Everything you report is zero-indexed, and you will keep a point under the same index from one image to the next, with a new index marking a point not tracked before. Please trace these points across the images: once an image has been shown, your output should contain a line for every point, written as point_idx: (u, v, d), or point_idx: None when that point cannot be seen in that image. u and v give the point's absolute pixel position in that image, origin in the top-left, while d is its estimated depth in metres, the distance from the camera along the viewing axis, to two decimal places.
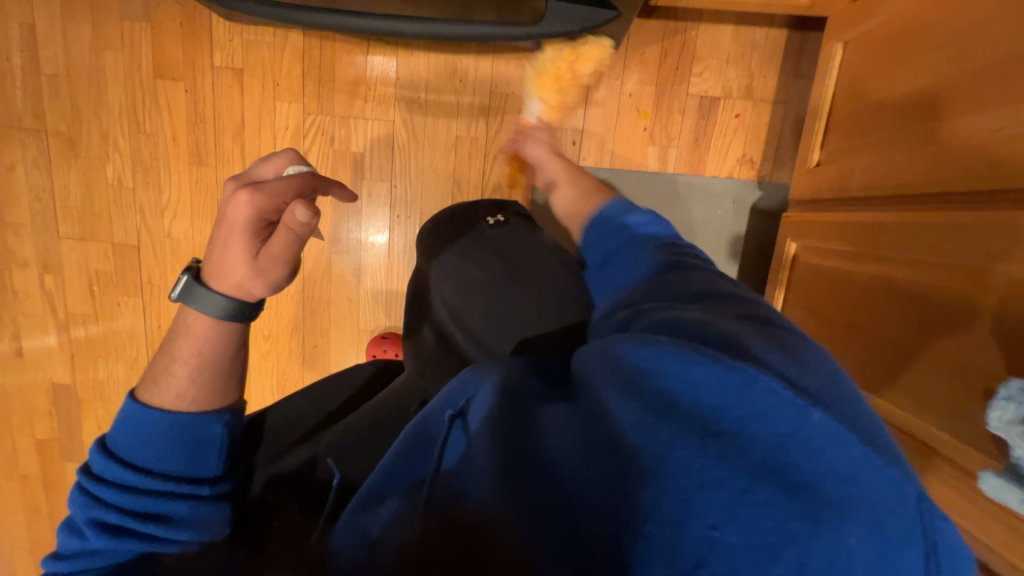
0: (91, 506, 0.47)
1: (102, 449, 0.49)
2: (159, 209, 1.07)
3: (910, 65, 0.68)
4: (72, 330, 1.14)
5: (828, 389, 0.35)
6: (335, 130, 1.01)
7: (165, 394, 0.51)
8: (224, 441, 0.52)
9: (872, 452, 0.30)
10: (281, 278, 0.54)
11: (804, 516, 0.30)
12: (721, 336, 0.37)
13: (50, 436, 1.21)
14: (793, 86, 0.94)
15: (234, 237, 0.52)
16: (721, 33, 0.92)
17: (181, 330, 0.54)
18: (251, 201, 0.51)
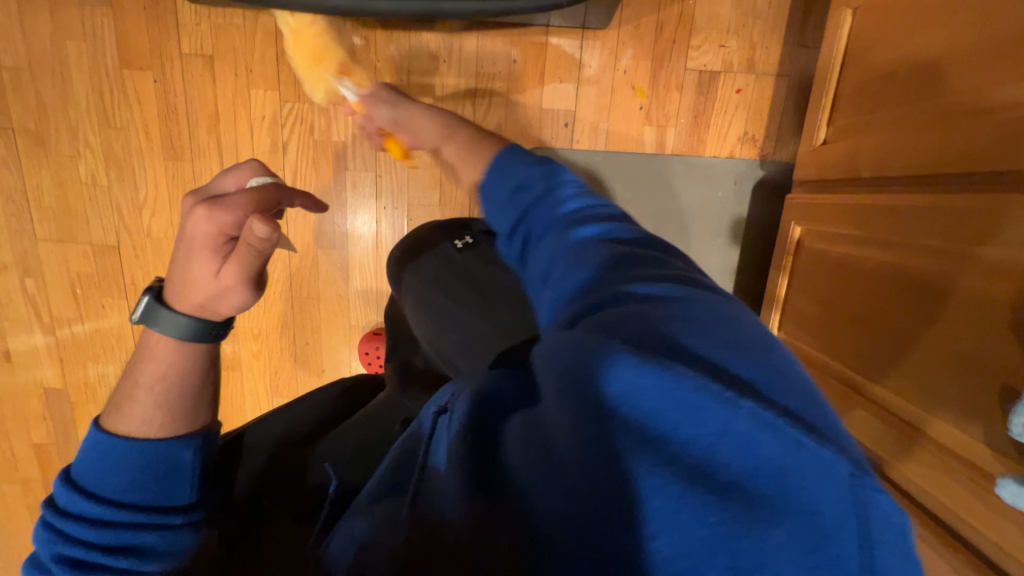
0: (56, 541, 0.47)
1: (67, 481, 0.49)
2: (137, 207, 1.03)
3: (926, 32, 0.63)
4: (59, 333, 1.12)
5: (769, 373, 0.33)
6: (315, 118, 0.96)
7: (132, 419, 0.51)
8: (196, 467, 0.52)
9: (801, 437, 0.29)
10: (246, 296, 0.52)
11: (739, 522, 0.28)
12: (654, 326, 0.36)
13: (47, 439, 1.20)
14: (797, 57, 0.88)
15: (194, 255, 0.50)
16: (721, 2, 0.86)
17: (143, 353, 0.53)
18: (205, 218, 0.48)
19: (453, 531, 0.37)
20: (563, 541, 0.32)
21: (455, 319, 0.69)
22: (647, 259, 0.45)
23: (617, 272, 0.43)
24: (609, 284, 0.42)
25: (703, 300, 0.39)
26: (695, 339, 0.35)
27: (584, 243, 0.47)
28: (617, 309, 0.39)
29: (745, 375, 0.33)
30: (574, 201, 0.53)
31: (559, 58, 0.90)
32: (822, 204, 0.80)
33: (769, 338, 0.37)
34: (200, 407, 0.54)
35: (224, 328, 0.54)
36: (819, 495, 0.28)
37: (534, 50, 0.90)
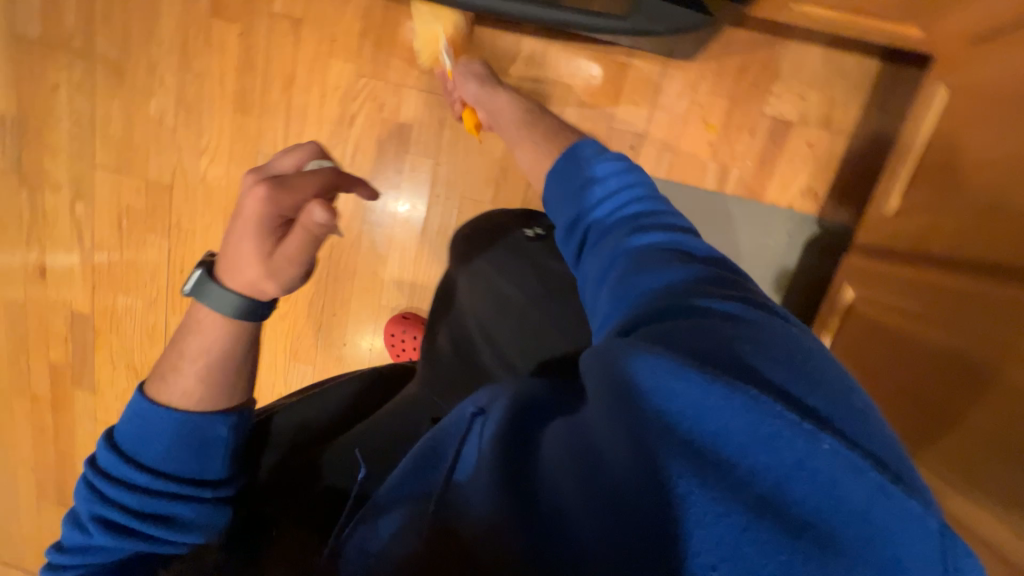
0: (95, 502, 0.50)
1: (109, 444, 0.52)
2: (197, 152, 1.04)
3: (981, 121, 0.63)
4: (95, 259, 1.14)
5: (840, 410, 0.36)
6: (387, 97, 0.97)
7: (175, 389, 0.53)
8: (229, 443, 0.54)
9: (885, 482, 0.32)
10: (294, 279, 0.53)
11: (811, 556, 0.30)
12: (734, 352, 0.38)
13: (64, 360, 1.22)
14: (877, 121, 0.87)
15: (249, 233, 0.51)
16: (810, 54, 0.86)
17: (192, 326, 0.56)
18: (264, 196, 0.50)
19: (473, 531, 0.38)
20: (607, 557, 0.32)
21: (512, 309, 0.68)
22: (719, 276, 0.46)
23: (691, 288, 0.44)
24: (678, 293, 0.43)
25: (777, 328, 0.41)
26: (773, 372, 0.37)
27: (649, 250, 0.48)
28: (689, 323, 0.40)
29: (821, 413, 0.35)
30: (643, 206, 0.53)
31: (637, 82, 0.91)
32: (868, 269, 0.80)
33: (842, 376, 0.40)
34: (239, 383, 0.56)
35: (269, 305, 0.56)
36: (894, 540, 0.30)
37: (615, 69, 0.91)
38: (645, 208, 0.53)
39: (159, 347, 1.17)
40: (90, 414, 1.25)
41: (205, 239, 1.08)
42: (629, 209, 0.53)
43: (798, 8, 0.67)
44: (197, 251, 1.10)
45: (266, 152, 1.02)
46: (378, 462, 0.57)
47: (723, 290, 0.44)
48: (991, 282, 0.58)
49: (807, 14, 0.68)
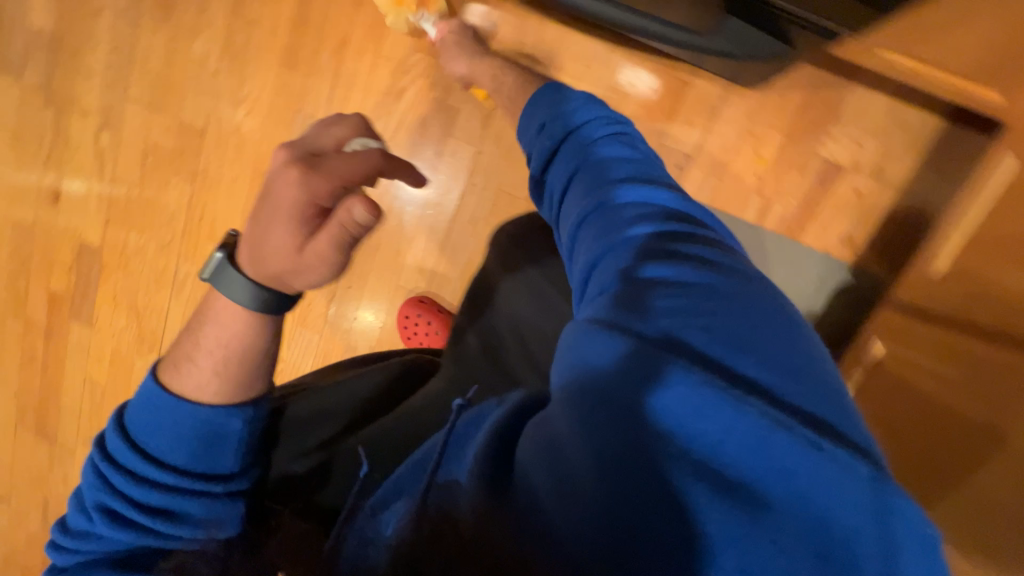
0: (103, 491, 0.49)
1: (121, 431, 0.51)
2: (235, 101, 1.01)
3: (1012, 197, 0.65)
4: (113, 192, 1.11)
5: (782, 375, 0.37)
6: (439, 76, 0.95)
7: (188, 381, 0.53)
8: (240, 438, 0.53)
9: (811, 444, 0.33)
10: (322, 278, 0.49)
11: (741, 516, 0.31)
12: (675, 321, 0.40)
13: (64, 289, 1.19)
14: (933, 179, 0.85)
15: (281, 223, 0.48)
16: (873, 102, 0.85)
17: (211, 316, 0.55)
18: (300, 188, 0.47)
19: (460, 522, 0.39)
20: (560, 515, 0.35)
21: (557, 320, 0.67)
22: (684, 239, 0.48)
23: (649, 256, 0.46)
24: (636, 268, 0.45)
25: (730, 292, 0.42)
26: (709, 339, 0.39)
27: (615, 222, 0.49)
28: (639, 299, 0.42)
29: (757, 380, 0.37)
30: (615, 169, 0.55)
31: (695, 103, 0.89)
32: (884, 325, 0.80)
33: (792, 342, 0.40)
34: (254, 377, 0.55)
35: (293, 296, 0.54)
36: (823, 495, 0.31)
37: (675, 87, 0.89)
38: (619, 172, 0.54)
39: (165, 292, 1.15)
40: (83, 349, 1.23)
41: (230, 191, 1.06)
42: (600, 175, 0.55)
43: (877, 54, 0.66)
44: (218, 201, 1.07)
45: (306, 113, 0.99)
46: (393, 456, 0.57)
47: (684, 255, 0.46)
48: None
49: (886, 61, 0.67)
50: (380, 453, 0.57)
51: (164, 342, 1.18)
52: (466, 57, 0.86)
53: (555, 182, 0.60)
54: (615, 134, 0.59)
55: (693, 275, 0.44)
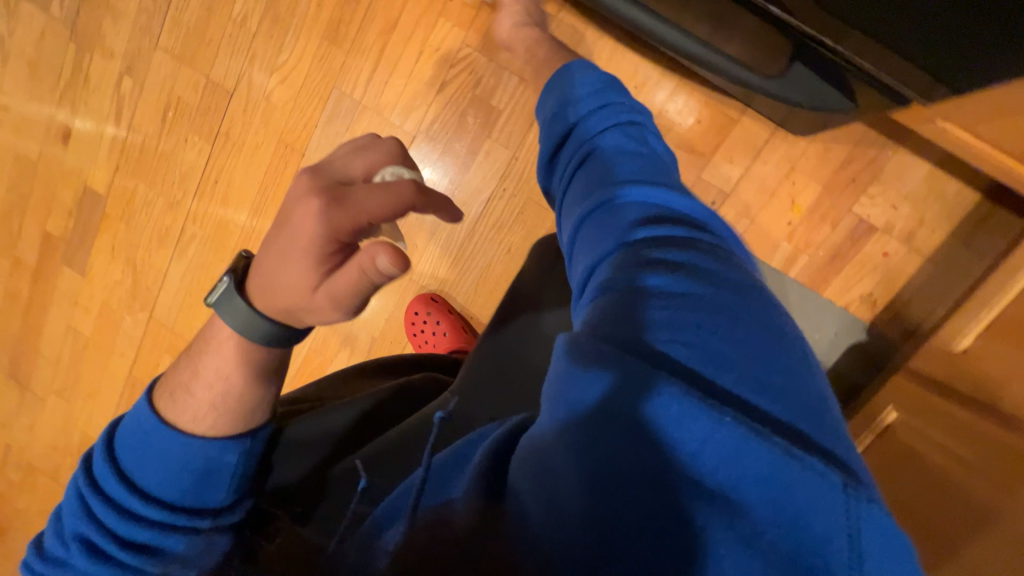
0: (83, 520, 0.46)
1: (109, 455, 0.48)
2: (271, 66, 0.98)
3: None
4: (127, 141, 1.06)
5: (766, 386, 0.34)
6: (485, 74, 0.92)
7: (183, 411, 0.50)
8: (235, 471, 0.50)
9: (785, 454, 0.30)
10: (336, 320, 0.44)
11: (714, 528, 0.30)
12: (659, 329, 0.37)
13: (61, 232, 1.15)
14: (963, 253, 0.85)
15: (299, 258, 0.42)
16: (915, 168, 0.85)
17: (214, 343, 0.51)
18: (319, 224, 0.42)
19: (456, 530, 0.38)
20: (541, 527, 0.34)
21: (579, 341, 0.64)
22: (680, 234, 0.43)
23: (638, 258, 0.42)
24: (622, 265, 0.42)
25: (722, 296, 0.38)
26: (689, 351, 0.35)
27: (605, 213, 0.46)
28: (619, 300, 0.39)
29: (734, 391, 0.34)
30: (610, 152, 0.50)
31: (739, 141, 0.88)
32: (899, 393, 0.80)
33: (784, 344, 0.37)
34: (253, 411, 0.52)
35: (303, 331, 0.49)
36: (799, 506, 0.29)
37: (722, 122, 0.88)
38: (616, 163, 0.49)
39: (167, 251, 1.11)
40: (71, 296, 1.18)
41: (251, 157, 1.02)
42: (597, 166, 0.50)
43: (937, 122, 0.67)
44: (236, 167, 1.03)
45: (343, 90, 0.96)
46: (393, 466, 0.54)
47: (674, 257, 0.41)
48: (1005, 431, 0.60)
49: (943, 131, 0.68)
50: (380, 467, 0.54)
51: (159, 301, 1.14)
52: (518, 59, 0.84)
53: (559, 178, 0.56)
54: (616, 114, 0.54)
55: (684, 276, 0.40)
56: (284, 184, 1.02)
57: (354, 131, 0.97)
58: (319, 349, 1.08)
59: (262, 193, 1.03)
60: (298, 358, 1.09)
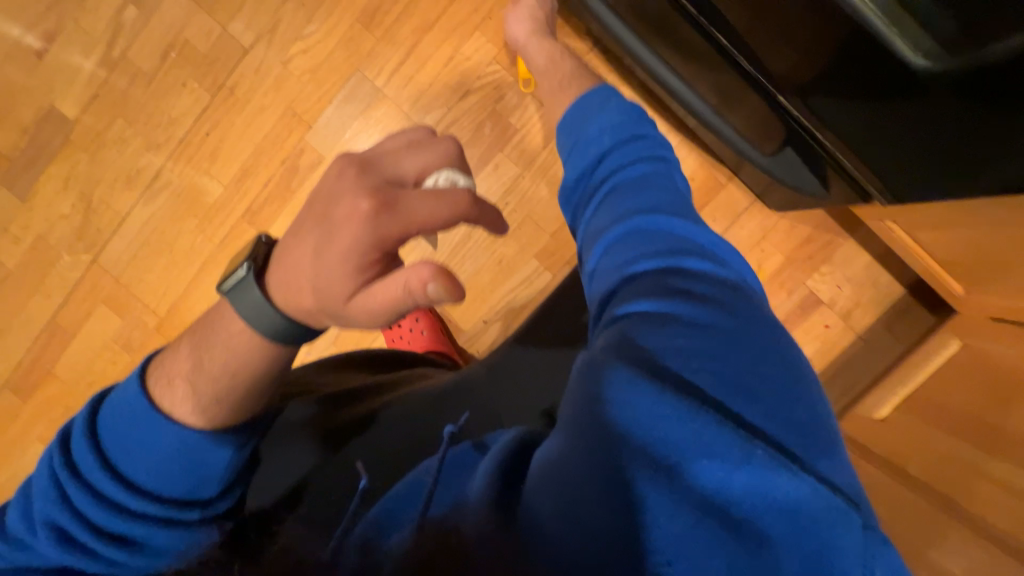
0: (58, 508, 0.45)
1: (92, 440, 0.46)
2: (295, 34, 0.96)
3: (948, 379, 0.77)
4: (114, 72, 0.99)
5: (783, 421, 0.38)
6: (508, 93, 0.96)
7: (181, 397, 0.48)
8: (225, 470, 0.48)
9: (804, 482, 0.34)
10: (364, 328, 0.42)
11: (748, 552, 0.32)
12: (680, 358, 0.39)
13: (6, 152, 1.03)
14: (884, 336, 0.98)
15: (337, 261, 0.42)
16: (859, 256, 0.98)
17: (219, 332, 0.48)
18: (370, 231, 0.42)
19: (465, 534, 0.34)
20: (571, 542, 0.34)
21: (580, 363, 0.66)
22: (703, 266, 0.45)
23: (661, 284, 0.43)
24: (653, 294, 0.43)
25: (742, 331, 0.41)
26: (716, 382, 0.38)
27: (633, 239, 0.47)
28: (652, 331, 0.40)
29: (758, 423, 0.37)
30: (638, 179, 0.52)
31: (723, 204, 0.98)
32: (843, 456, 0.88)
33: (800, 379, 0.41)
34: (248, 409, 0.49)
35: (315, 330, 0.47)
36: (817, 527, 0.33)
37: (712, 183, 0.98)
38: (636, 189, 0.50)
39: (132, 194, 1.02)
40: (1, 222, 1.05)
41: (252, 118, 0.98)
42: (619, 191, 0.51)
43: (888, 222, 0.79)
44: (233, 124, 0.99)
45: (366, 75, 0.96)
46: (395, 466, 0.54)
47: (701, 291, 0.43)
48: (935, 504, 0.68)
49: (891, 231, 0.81)
50: (377, 465, 0.55)
51: (108, 246, 1.04)
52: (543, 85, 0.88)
53: (580, 201, 0.57)
54: (641, 139, 0.55)
55: (703, 307, 0.42)
56: (282, 152, 0.99)
57: (369, 116, 0.97)
58: None
59: (256, 156, 0.99)
60: None
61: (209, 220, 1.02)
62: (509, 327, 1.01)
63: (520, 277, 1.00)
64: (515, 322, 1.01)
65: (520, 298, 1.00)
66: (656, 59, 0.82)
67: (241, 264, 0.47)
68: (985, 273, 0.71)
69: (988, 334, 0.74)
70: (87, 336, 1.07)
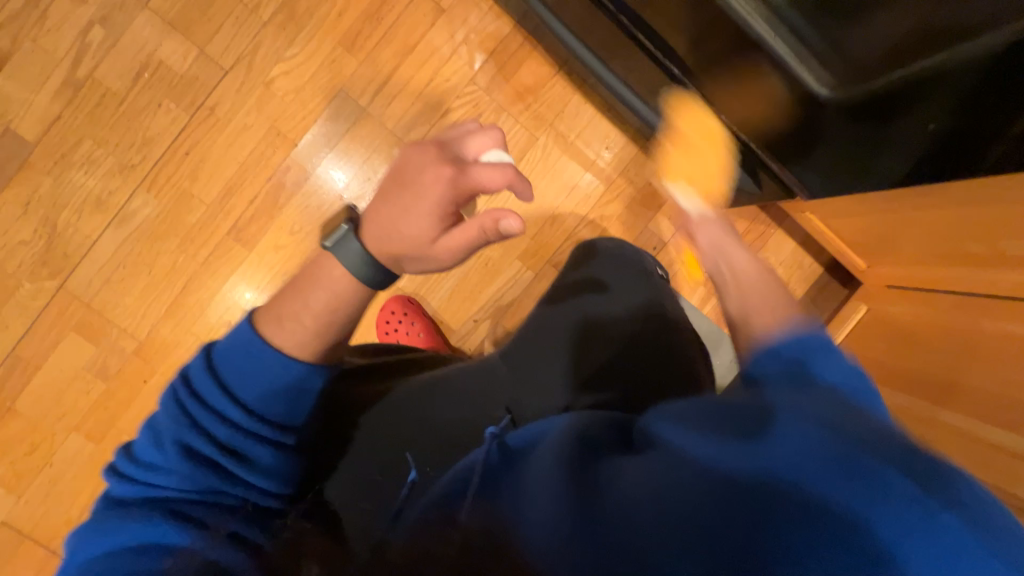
0: (184, 427, 0.50)
1: (210, 370, 0.52)
2: (276, 56, 1.00)
3: (867, 337, 0.96)
4: (80, 92, 0.96)
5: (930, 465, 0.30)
6: (487, 110, 1.05)
7: (286, 330, 0.54)
8: (315, 395, 0.55)
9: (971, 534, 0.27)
10: (440, 266, 0.56)
11: None
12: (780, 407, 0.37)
13: None
14: (810, 308, 1.18)
15: (424, 213, 0.53)
16: (786, 243, 1.17)
17: (320, 279, 0.56)
18: (452, 188, 0.53)
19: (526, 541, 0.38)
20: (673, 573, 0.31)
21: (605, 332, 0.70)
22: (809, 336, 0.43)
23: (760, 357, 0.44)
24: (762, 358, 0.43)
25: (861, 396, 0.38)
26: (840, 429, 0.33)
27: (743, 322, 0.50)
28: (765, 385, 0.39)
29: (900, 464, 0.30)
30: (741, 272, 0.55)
31: None
32: None
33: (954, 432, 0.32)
34: (337, 348, 0.57)
35: (393, 275, 0.57)
36: None
37: None
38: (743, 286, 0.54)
39: (104, 217, 1.00)
40: None
41: (234, 137, 1.00)
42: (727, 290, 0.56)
43: (806, 214, 0.98)
44: (215, 143, 1.00)
45: (350, 95, 1.02)
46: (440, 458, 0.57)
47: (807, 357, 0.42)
48: None
49: (810, 220, 1.00)
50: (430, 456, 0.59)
51: (77, 271, 1.00)
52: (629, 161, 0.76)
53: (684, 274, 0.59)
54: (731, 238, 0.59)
55: (813, 372, 0.40)
56: (267, 169, 1.01)
57: (355, 133, 1.02)
58: None
59: (240, 174, 1.01)
60: None
61: (191, 240, 1.01)
62: (498, 324, 1.10)
63: (506, 276, 1.09)
64: (503, 318, 1.10)
65: (507, 295, 1.09)
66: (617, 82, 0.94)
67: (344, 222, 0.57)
68: (880, 252, 0.91)
69: (891, 298, 0.93)
70: (55, 367, 1.02)
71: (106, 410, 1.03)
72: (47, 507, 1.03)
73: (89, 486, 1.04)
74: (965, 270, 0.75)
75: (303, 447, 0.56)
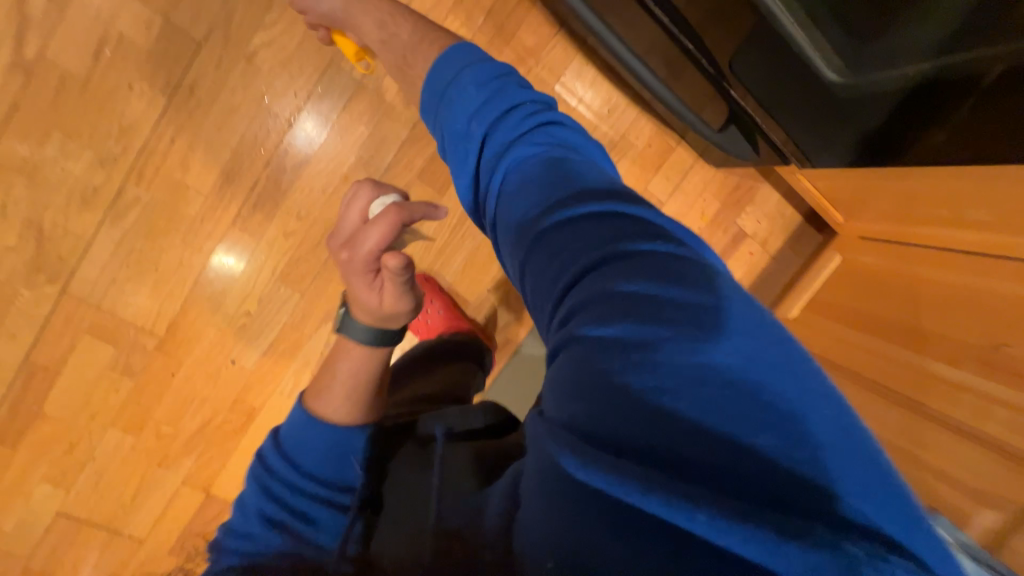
0: (262, 497, 0.51)
1: (278, 443, 0.55)
2: (253, 25, 0.91)
3: (838, 283, 1.09)
4: (34, 77, 0.86)
5: (751, 416, 0.30)
6: None
7: (323, 400, 0.58)
8: (365, 452, 0.55)
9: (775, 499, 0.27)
10: (407, 308, 0.61)
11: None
12: (671, 391, 0.31)
13: None
14: (789, 255, 1.29)
15: (357, 290, 0.60)
16: (772, 196, 1.25)
17: (342, 353, 0.62)
18: (349, 265, 0.57)
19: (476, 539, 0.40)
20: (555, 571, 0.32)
21: None
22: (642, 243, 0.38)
23: (607, 292, 0.36)
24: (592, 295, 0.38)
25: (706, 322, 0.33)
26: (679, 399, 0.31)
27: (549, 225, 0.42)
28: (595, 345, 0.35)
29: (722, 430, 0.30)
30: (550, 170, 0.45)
31: (674, 163, 1.17)
32: None
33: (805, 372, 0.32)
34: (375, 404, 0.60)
35: (390, 330, 0.62)
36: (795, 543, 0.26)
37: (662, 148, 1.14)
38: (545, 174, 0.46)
39: (94, 215, 0.94)
40: None
41: (221, 121, 0.94)
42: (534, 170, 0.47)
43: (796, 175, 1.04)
44: (200, 127, 0.93)
45: (341, 66, 0.95)
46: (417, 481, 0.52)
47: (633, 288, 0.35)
48: (843, 376, 0.99)
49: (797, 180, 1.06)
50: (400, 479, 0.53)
51: (77, 274, 0.97)
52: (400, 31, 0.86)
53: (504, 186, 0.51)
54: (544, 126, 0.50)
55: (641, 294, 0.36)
56: (261, 154, 0.96)
57: (350, 109, 0.97)
58: (295, 324, 1.06)
59: (234, 160, 0.96)
60: (270, 333, 1.05)
61: (193, 233, 0.98)
62: (509, 292, 1.16)
63: None
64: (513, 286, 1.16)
65: None
66: (617, 40, 0.88)
67: (339, 307, 0.68)
68: (858, 207, 1.00)
69: (864, 248, 1.04)
70: (77, 369, 1.02)
71: (138, 405, 1.06)
72: (98, 496, 1.08)
73: (137, 474, 1.09)
74: (927, 228, 0.86)
75: (368, 504, 0.52)
